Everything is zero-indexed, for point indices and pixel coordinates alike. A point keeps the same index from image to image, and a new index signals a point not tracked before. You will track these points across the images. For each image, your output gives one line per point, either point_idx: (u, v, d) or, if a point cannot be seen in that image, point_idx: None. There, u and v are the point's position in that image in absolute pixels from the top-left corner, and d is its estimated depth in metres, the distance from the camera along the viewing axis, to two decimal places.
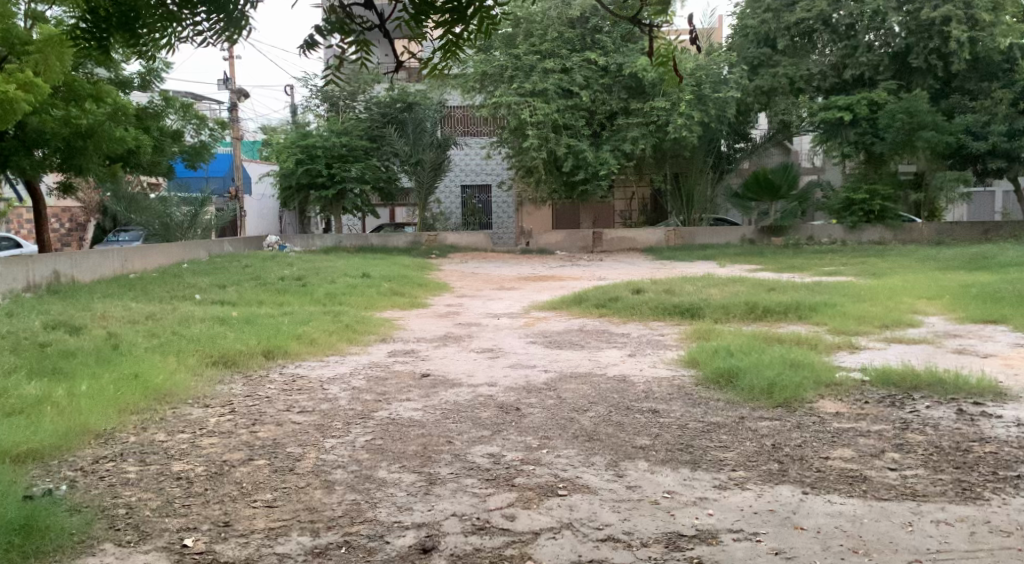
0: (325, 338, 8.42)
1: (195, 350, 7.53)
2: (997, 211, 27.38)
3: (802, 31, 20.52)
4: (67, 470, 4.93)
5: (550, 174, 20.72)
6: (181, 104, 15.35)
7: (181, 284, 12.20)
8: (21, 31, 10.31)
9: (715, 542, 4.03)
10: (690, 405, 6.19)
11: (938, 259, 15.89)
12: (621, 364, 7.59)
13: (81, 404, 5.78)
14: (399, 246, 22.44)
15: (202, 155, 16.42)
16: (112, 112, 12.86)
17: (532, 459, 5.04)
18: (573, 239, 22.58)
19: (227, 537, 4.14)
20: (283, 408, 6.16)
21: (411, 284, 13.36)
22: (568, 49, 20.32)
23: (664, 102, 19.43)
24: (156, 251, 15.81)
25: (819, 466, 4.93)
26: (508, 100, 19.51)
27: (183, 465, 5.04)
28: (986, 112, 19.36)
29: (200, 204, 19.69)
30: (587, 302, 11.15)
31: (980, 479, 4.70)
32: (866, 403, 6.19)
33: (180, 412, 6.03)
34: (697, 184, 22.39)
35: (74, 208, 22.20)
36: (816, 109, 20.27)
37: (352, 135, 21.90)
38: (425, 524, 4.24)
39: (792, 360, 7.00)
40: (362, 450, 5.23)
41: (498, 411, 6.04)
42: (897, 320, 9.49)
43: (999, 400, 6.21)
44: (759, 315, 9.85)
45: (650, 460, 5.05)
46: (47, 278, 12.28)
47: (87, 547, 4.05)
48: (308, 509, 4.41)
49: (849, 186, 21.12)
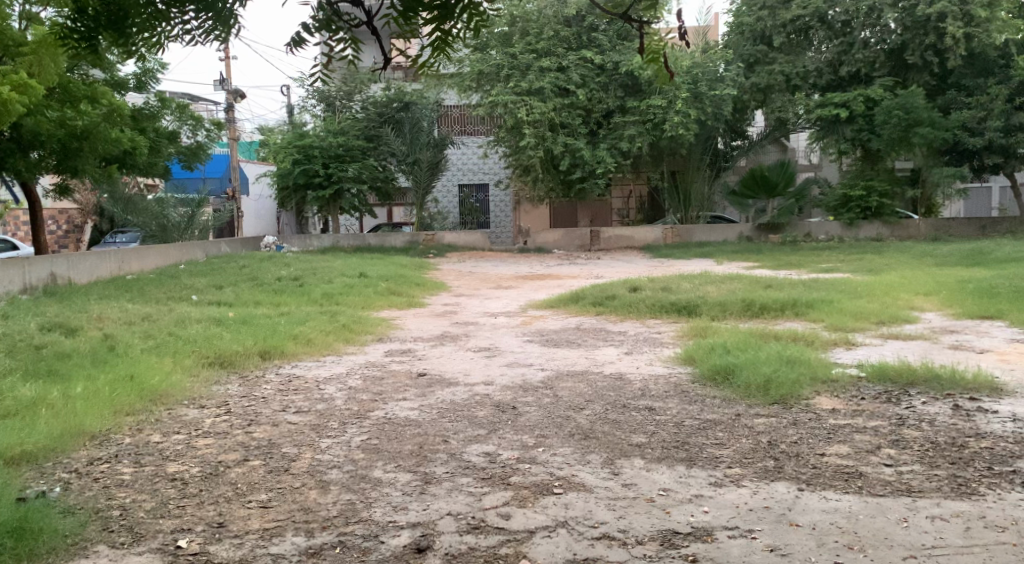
0: (322, 338, 8.41)
1: (192, 350, 7.53)
2: (994, 207, 27.39)
3: (798, 27, 20.55)
4: (61, 472, 4.92)
5: (547, 172, 20.71)
6: (178, 104, 15.32)
7: (178, 285, 12.21)
8: (16, 32, 10.29)
9: (710, 539, 4.03)
10: (686, 403, 6.19)
11: (935, 255, 15.89)
12: (618, 362, 7.58)
13: (76, 406, 5.78)
14: (397, 245, 22.42)
15: (198, 156, 16.39)
16: (107, 113, 12.85)
17: (527, 458, 5.04)
18: (571, 238, 22.56)
19: (221, 538, 4.13)
20: (278, 408, 6.15)
21: (408, 283, 13.35)
22: (565, 48, 20.27)
23: (661, 100, 19.41)
24: (153, 252, 15.79)
25: (814, 463, 4.92)
26: (504, 99, 19.47)
27: (178, 466, 5.03)
28: (981, 107, 19.34)
29: (197, 205, 19.67)
30: (585, 300, 11.15)
31: (975, 474, 4.70)
32: (862, 399, 6.19)
33: (176, 413, 6.03)
34: (693, 182, 22.41)
35: (71, 210, 22.17)
36: (813, 105, 20.30)
37: (349, 135, 21.86)
38: (420, 523, 4.23)
39: (789, 356, 7.00)
40: (358, 450, 5.22)
41: (494, 410, 6.03)
42: (894, 316, 9.51)
43: (996, 395, 6.21)
44: (756, 312, 9.85)
45: (646, 458, 5.04)
46: (43, 279, 12.27)
47: (80, 549, 4.04)
48: (303, 509, 4.41)
49: (846, 182, 21.14)
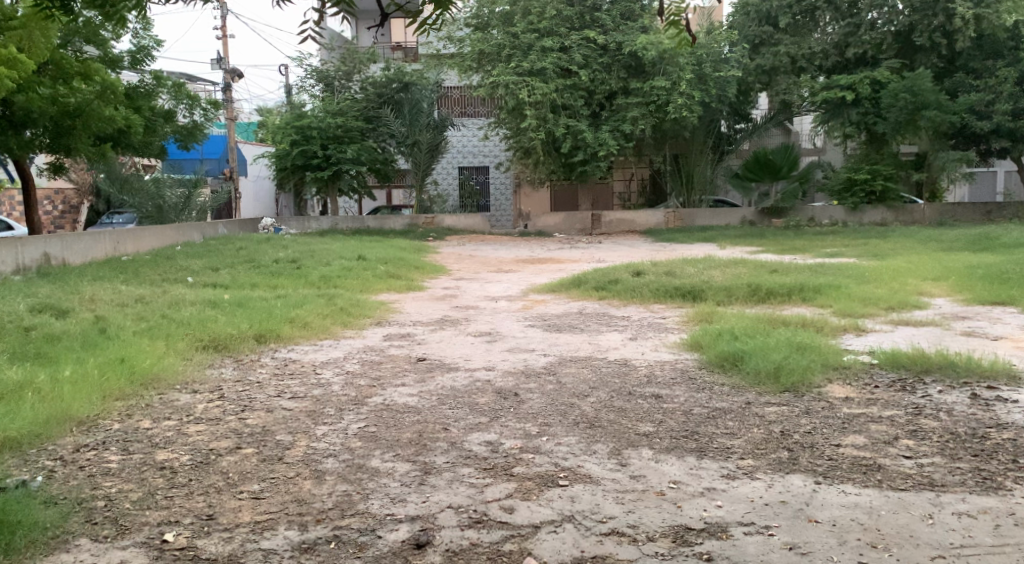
0: (320, 321, 8.21)
1: (185, 333, 7.31)
2: (998, 192, 27.20)
3: (804, 8, 20.23)
4: (46, 459, 4.72)
5: (549, 155, 20.38)
6: (173, 83, 15.02)
7: (173, 267, 11.97)
8: (5, 6, 9.93)
9: (725, 536, 3.84)
10: (693, 391, 5.98)
11: (943, 241, 15.59)
12: (621, 348, 7.38)
13: (64, 389, 5.55)
14: (396, 229, 22.20)
15: (195, 136, 16.08)
16: (101, 91, 12.56)
17: (531, 448, 4.83)
18: (571, 221, 22.46)
19: (210, 532, 3.94)
20: (274, 393, 5.95)
21: (408, 267, 13.10)
22: (568, 28, 20.00)
23: (664, 82, 19.09)
24: (147, 233, 15.52)
25: (830, 454, 4.72)
26: (505, 79, 19.13)
27: (167, 454, 4.82)
28: (990, 90, 19.01)
29: (193, 186, 19.39)
30: (587, 285, 10.92)
31: (1001, 468, 4.50)
32: (876, 387, 5.98)
33: (168, 398, 5.81)
34: (697, 165, 22.15)
35: (67, 190, 22.07)
36: (818, 88, 20.10)
37: (349, 116, 21.49)
38: (420, 517, 4.04)
39: (799, 343, 6.77)
40: (355, 439, 5.00)
41: (495, 397, 5.82)
42: (903, 302, 9.27)
43: (1014, 383, 6.00)
44: (762, 297, 9.62)
45: (653, 448, 4.84)
46: (35, 260, 12.02)
47: (61, 543, 3.86)
48: (297, 501, 4.20)
49: (851, 166, 20.90)
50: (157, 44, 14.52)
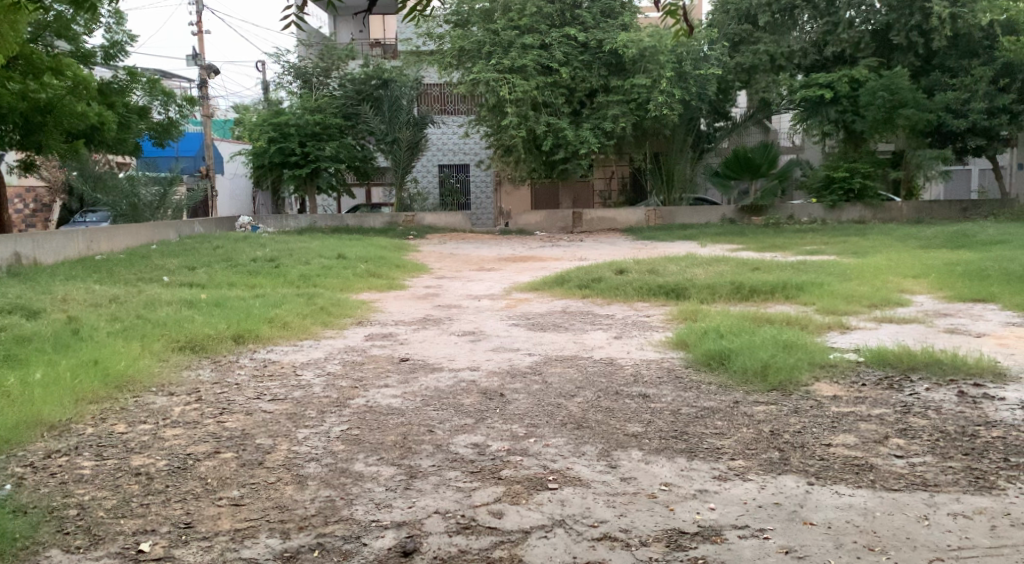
0: (299, 321, 8.06)
1: (161, 333, 7.16)
2: (974, 190, 27.39)
3: (783, 7, 20.29)
4: (16, 465, 4.58)
5: (529, 153, 20.23)
6: (148, 79, 14.79)
7: (149, 266, 11.74)
8: None
9: (719, 540, 3.76)
10: (681, 390, 5.90)
11: (921, 238, 15.60)
12: (606, 347, 7.28)
13: (35, 393, 5.39)
14: (375, 227, 22.08)
15: (170, 133, 15.85)
16: (72, 86, 12.35)
17: (518, 450, 4.72)
18: (553, 220, 22.37)
19: (188, 541, 3.81)
20: (253, 395, 5.81)
21: (388, 265, 12.97)
22: (548, 25, 19.91)
23: (645, 80, 19.01)
24: (121, 232, 15.26)
25: (821, 454, 4.65)
26: (486, 77, 18.95)
27: (144, 458, 4.68)
28: (966, 89, 19.11)
29: (168, 183, 19.09)
30: (570, 283, 10.82)
31: (992, 467, 4.44)
32: (863, 385, 5.91)
33: (143, 401, 5.66)
34: (676, 164, 22.11)
35: (38, 189, 21.81)
36: (797, 86, 20.10)
37: (327, 113, 21.22)
38: (405, 523, 3.92)
39: (786, 341, 6.70)
40: (338, 441, 4.89)
41: (481, 397, 5.71)
42: (886, 299, 9.24)
43: (1000, 381, 5.95)
44: (745, 295, 9.56)
45: (644, 449, 4.75)
46: (5, 259, 11.78)
47: (31, 554, 3.72)
48: (278, 507, 4.08)
49: (829, 164, 20.93)
50: (130, 39, 14.30)
